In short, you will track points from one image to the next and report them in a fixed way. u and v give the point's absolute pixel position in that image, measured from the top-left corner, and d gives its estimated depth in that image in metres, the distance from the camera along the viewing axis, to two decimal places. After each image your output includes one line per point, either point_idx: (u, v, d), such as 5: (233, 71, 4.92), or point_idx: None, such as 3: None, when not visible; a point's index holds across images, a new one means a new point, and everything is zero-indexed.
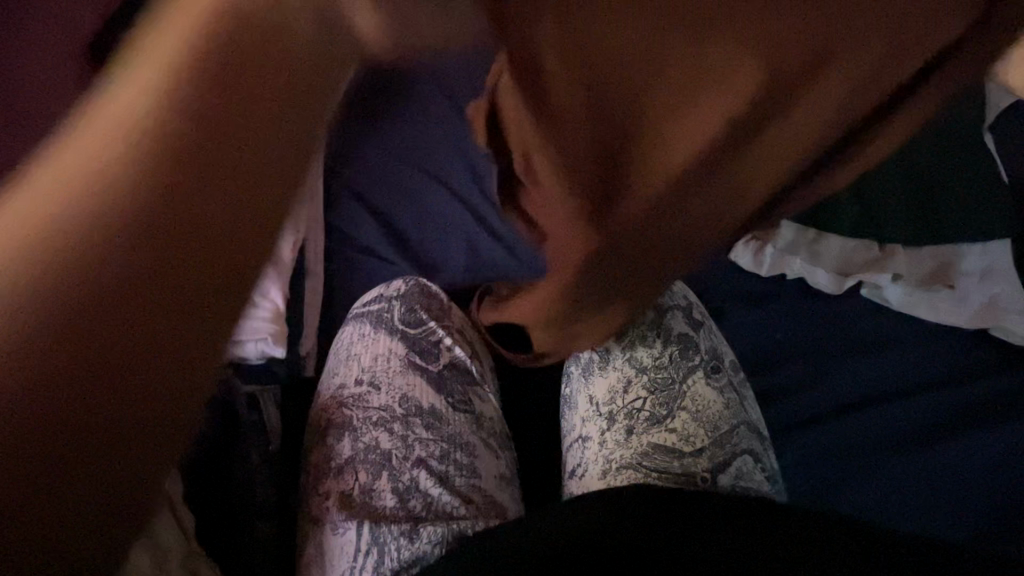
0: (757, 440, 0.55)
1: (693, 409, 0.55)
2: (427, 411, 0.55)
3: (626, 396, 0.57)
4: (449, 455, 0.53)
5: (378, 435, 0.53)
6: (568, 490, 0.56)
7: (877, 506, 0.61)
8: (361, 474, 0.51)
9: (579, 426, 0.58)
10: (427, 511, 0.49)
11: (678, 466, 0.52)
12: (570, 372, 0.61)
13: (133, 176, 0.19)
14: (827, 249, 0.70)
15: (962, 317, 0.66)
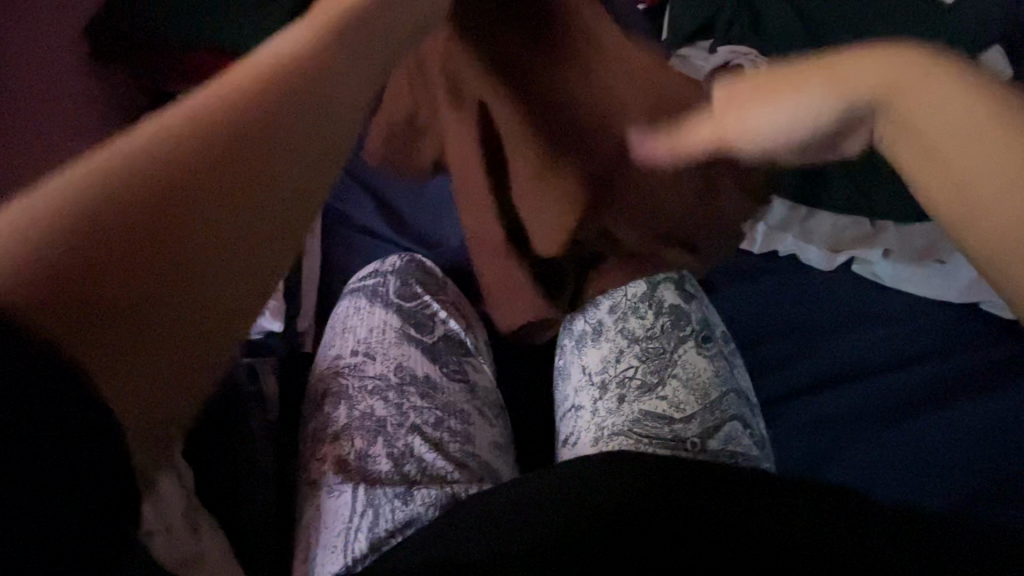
0: (746, 407, 0.56)
1: (684, 376, 0.56)
2: (421, 379, 0.56)
3: (619, 365, 0.58)
4: (443, 422, 0.54)
5: (374, 402, 0.54)
6: (561, 458, 0.57)
7: (870, 474, 0.61)
8: (357, 440, 0.52)
9: (572, 396, 0.59)
10: (421, 475, 0.50)
11: (669, 432, 0.53)
12: (563, 345, 0.62)
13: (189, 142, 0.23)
14: (818, 224, 0.71)
15: (951, 292, 0.67)
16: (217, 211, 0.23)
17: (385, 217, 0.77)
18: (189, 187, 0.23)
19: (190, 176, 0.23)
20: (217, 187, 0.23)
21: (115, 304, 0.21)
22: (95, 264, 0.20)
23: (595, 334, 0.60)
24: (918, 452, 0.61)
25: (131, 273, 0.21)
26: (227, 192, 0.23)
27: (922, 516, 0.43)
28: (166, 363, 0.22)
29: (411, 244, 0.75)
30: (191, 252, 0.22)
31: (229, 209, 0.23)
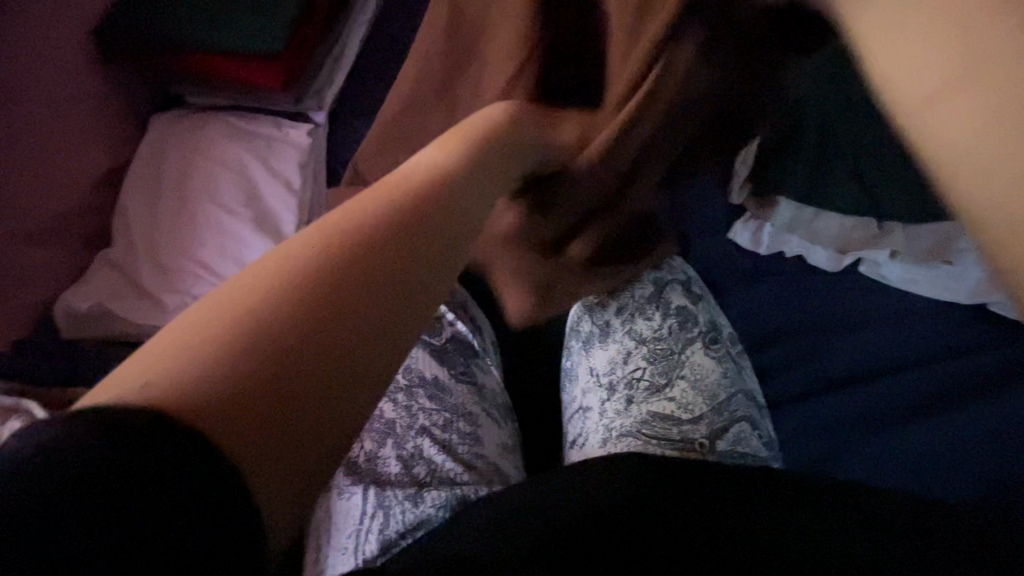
0: (754, 408, 0.56)
1: (692, 378, 0.56)
2: (430, 381, 0.56)
3: (626, 367, 0.58)
4: (452, 424, 0.54)
5: (383, 405, 0.54)
6: (569, 459, 0.57)
7: (878, 475, 0.61)
8: (366, 442, 0.52)
9: (580, 397, 0.59)
10: (430, 477, 0.51)
11: (677, 433, 0.53)
12: (570, 346, 0.62)
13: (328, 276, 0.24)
14: (826, 225, 0.70)
15: (960, 292, 0.67)
16: (350, 334, 0.24)
17: None
18: (322, 307, 0.23)
19: (332, 297, 0.24)
20: (354, 317, 0.24)
21: (275, 424, 0.21)
22: (258, 388, 0.21)
23: (602, 336, 0.60)
24: (928, 453, 0.61)
25: (281, 399, 0.21)
26: (350, 315, 0.24)
27: (927, 515, 0.43)
28: (293, 457, 0.21)
29: None
30: (315, 379, 0.22)
31: (362, 339, 0.24)
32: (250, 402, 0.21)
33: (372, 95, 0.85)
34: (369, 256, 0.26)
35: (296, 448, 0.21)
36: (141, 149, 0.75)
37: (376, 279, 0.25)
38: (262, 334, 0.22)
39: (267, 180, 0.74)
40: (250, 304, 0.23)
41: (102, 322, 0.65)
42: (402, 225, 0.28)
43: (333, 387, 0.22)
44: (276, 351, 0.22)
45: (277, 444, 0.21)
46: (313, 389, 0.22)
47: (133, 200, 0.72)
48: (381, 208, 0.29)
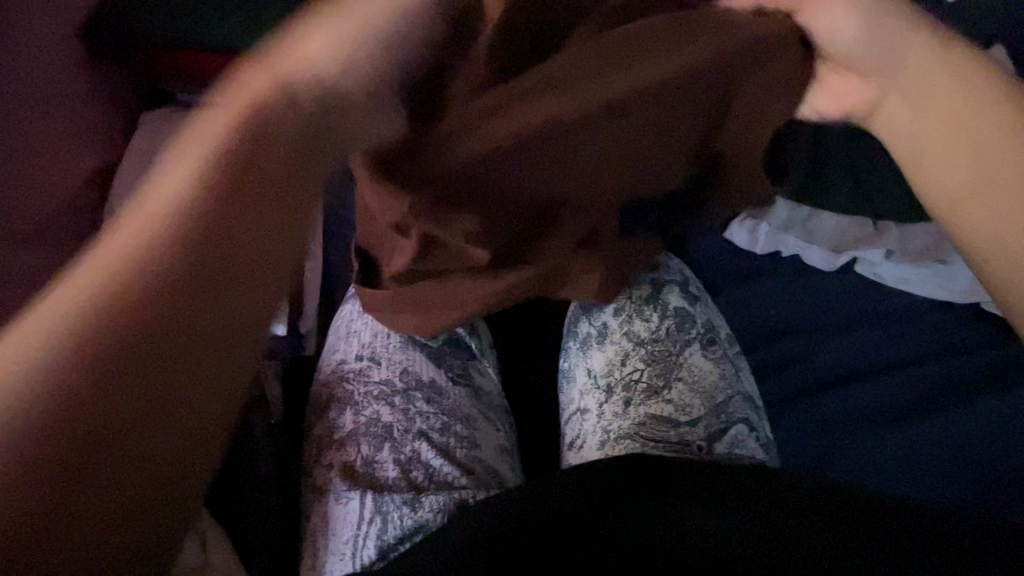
0: (751, 409, 0.56)
1: (690, 380, 0.56)
2: (426, 384, 0.56)
3: (624, 368, 0.58)
4: (449, 427, 0.54)
5: (379, 408, 0.54)
6: (566, 462, 0.57)
7: (870, 472, 0.62)
8: (363, 446, 0.52)
9: (578, 399, 0.59)
10: (428, 481, 0.50)
11: (675, 435, 0.53)
12: (568, 347, 0.62)
13: (108, 364, 0.28)
14: (822, 224, 0.70)
15: (954, 292, 0.67)
16: (133, 434, 0.28)
17: None
18: (90, 394, 0.28)
19: (97, 378, 0.28)
20: (117, 404, 0.28)
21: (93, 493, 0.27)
22: (60, 469, 0.27)
23: (600, 337, 0.60)
24: (921, 452, 0.61)
25: (74, 476, 0.27)
26: (147, 398, 0.28)
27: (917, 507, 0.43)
28: (113, 520, 0.28)
29: None
30: (118, 465, 0.28)
31: (128, 434, 0.28)
32: (58, 483, 0.27)
33: None
34: (138, 322, 0.29)
35: (109, 516, 0.28)
36: (132, 147, 0.74)
37: (167, 348, 0.29)
38: (45, 413, 0.27)
39: None
40: (29, 388, 0.27)
41: None
42: (167, 277, 0.30)
43: (127, 465, 0.28)
44: (65, 440, 0.27)
45: (94, 509, 0.27)
46: (102, 470, 0.28)
47: (123, 199, 0.71)
48: (149, 251, 0.30)
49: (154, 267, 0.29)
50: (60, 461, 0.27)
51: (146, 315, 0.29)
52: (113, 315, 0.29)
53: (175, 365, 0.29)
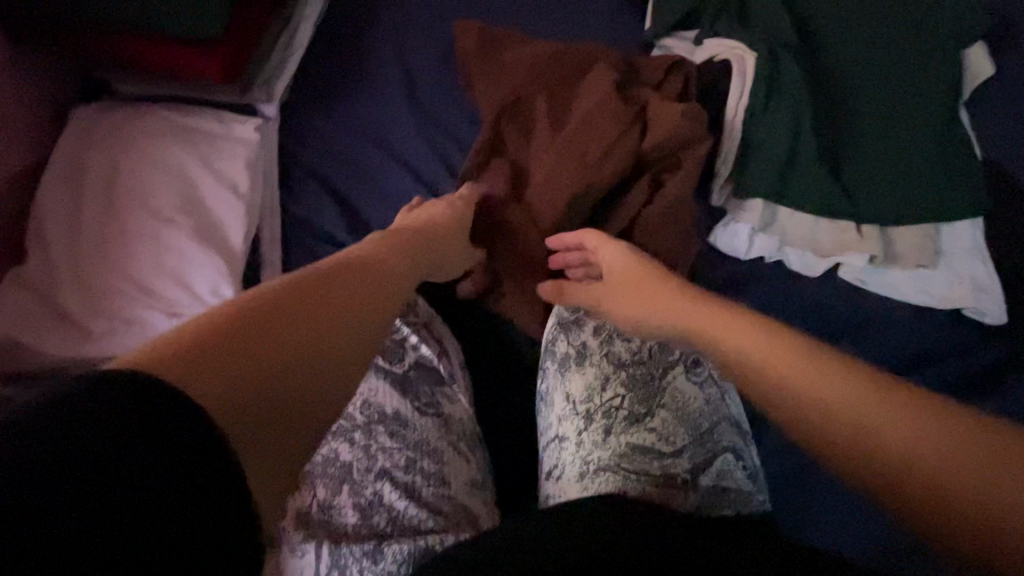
0: (739, 436, 0.53)
1: (673, 406, 0.53)
2: (391, 417, 0.52)
3: (604, 394, 0.54)
4: (415, 464, 0.50)
5: (339, 446, 0.49)
6: (545, 494, 0.53)
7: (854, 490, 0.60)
8: (319, 490, 0.47)
9: (555, 425, 0.55)
10: (391, 527, 0.46)
11: (658, 467, 0.50)
12: (545, 368, 0.58)
13: (264, 337, 0.36)
14: (802, 229, 0.70)
15: (933, 297, 0.68)
16: (286, 381, 0.36)
17: (350, 223, 0.71)
18: (268, 341, 0.36)
19: (253, 339, 0.36)
20: (266, 375, 0.35)
21: (247, 418, 0.33)
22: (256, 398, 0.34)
23: (578, 358, 0.56)
24: None
25: (271, 408, 0.35)
26: (296, 348, 0.37)
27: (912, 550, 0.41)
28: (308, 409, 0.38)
29: None
30: (291, 399, 0.37)
31: (282, 388, 0.36)
32: (230, 411, 0.32)
33: (331, 86, 0.77)
34: (256, 319, 0.37)
35: (305, 405, 0.38)
36: (62, 146, 0.66)
37: (278, 335, 0.37)
38: (198, 367, 0.32)
39: (209, 182, 0.66)
40: (220, 372, 0.33)
41: (19, 353, 0.57)
42: (312, 290, 0.41)
43: (302, 385, 0.37)
44: (266, 372, 0.35)
45: (264, 421, 0.35)
46: (272, 397, 0.35)
47: (52, 206, 0.63)
48: (268, 294, 0.39)
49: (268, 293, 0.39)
50: (250, 383, 0.34)
51: (267, 315, 0.38)
52: (241, 317, 0.36)
53: (321, 345, 0.39)
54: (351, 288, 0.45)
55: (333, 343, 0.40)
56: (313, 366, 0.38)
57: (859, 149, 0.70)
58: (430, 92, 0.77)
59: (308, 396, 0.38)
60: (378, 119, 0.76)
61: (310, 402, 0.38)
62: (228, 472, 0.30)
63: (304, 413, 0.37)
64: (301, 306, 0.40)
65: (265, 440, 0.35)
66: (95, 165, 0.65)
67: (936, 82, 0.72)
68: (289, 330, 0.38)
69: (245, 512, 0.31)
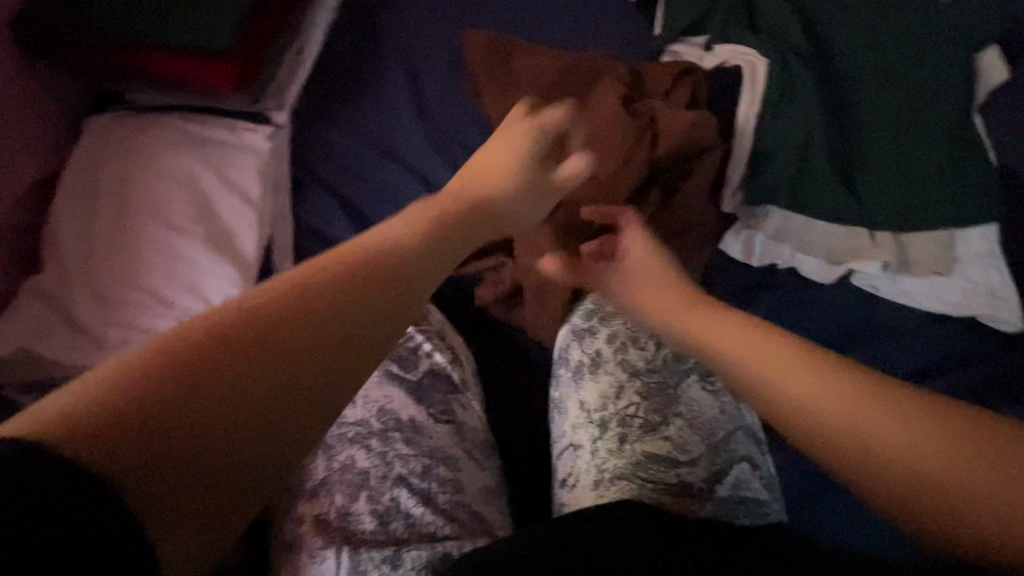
0: (754, 445, 0.53)
1: (688, 415, 0.53)
2: (406, 424, 0.52)
3: (618, 402, 0.54)
4: (431, 471, 0.50)
5: (355, 453, 0.49)
6: (560, 502, 0.53)
7: None
8: (336, 496, 0.47)
9: (569, 433, 0.55)
10: (409, 533, 0.47)
11: (674, 476, 0.50)
12: (559, 376, 0.58)
13: (202, 380, 0.27)
14: (816, 236, 0.69)
15: (948, 305, 0.68)
16: (228, 443, 0.27)
17: (360, 231, 0.71)
18: (207, 385, 0.27)
19: (184, 384, 0.26)
20: (198, 435, 0.26)
21: (168, 493, 0.25)
22: (180, 469, 0.26)
23: (592, 366, 0.56)
24: None
25: (204, 480, 0.26)
26: (251, 392, 0.28)
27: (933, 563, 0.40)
28: (259, 477, 0.28)
29: None
30: (240, 467, 0.27)
31: (218, 454, 0.27)
32: (138, 486, 0.25)
33: (341, 95, 0.78)
34: (208, 349, 0.28)
35: (255, 475, 0.28)
36: (76, 157, 0.67)
37: (230, 375, 0.27)
38: (105, 422, 0.25)
39: (222, 191, 0.66)
40: (129, 434, 0.25)
41: (34, 362, 0.58)
42: (295, 303, 0.30)
43: (247, 449, 0.27)
44: (194, 427, 0.26)
45: (200, 492, 0.26)
46: (204, 463, 0.26)
47: (66, 217, 0.64)
48: (238, 305, 0.30)
49: (232, 310, 0.29)
50: (171, 447, 0.25)
51: (227, 340, 0.28)
52: (188, 346, 0.27)
53: (289, 386, 0.28)
54: (313, 312, 0.30)
55: (302, 389, 0.29)
56: (272, 419, 0.28)
57: (869, 158, 0.70)
58: (438, 100, 0.78)
59: (265, 459, 0.28)
60: (388, 128, 0.76)
61: (266, 467, 0.28)
62: (136, 563, 0.24)
63: (261, 478, 0.28)
64: (273, 329, 0.29)
65: (194, 516, 0.26)
66: (109, 177, 0.65)
67: (947, 87, 0.71)
68: (241, 370, 0.28)
69: (152, 574, 0.25)
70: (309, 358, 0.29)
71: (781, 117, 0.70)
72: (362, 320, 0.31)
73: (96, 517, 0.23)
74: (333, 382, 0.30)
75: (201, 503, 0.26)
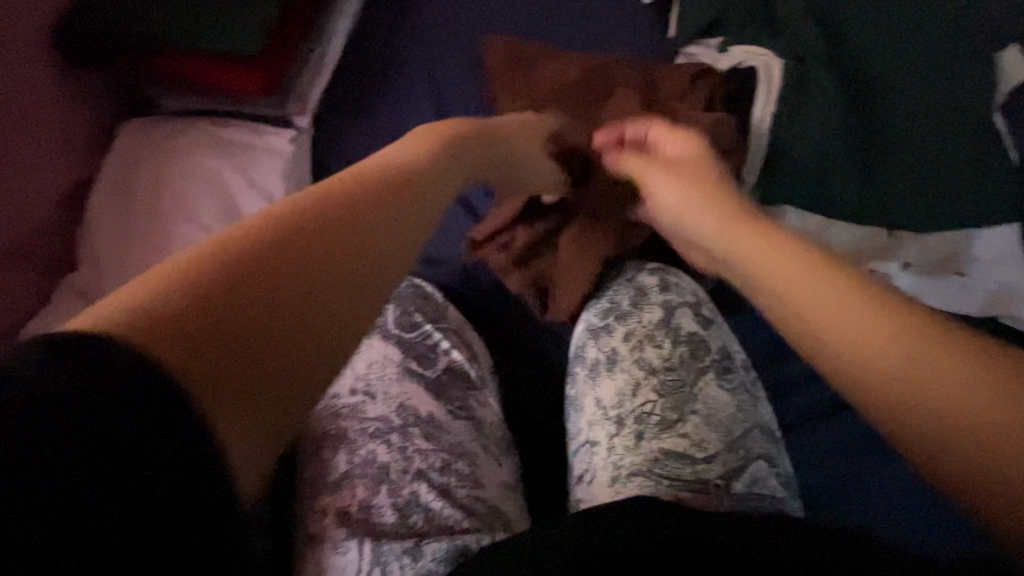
0: (771, 443, 0.53)
1: (705, 412, 0.53)
2: (426, 420, 0.53)
3: (636, 399, 0.55)
4: (450, 466, 0.51)
5: (376, 447, 0.51)
6: (576, 498, 0.53)
7: (890, 501, 0.59)
8: (358, 489, 0.49)
9: (586, 430, 0.55)
10: (429, 526, 0.47)
11: (692, 473, 0.50)
12: (575, 374, 0.59)
13: (260, 267, 0.27)
14: (837, 234, 0.68)
15: (969, 306, 0.65)
16: (292, 327, 0.26)
17: None
18: (266, 271, 0.27)
19: (242, 270, 0.26)
20: (260, 315, 0.26)
21: (233, 373, 0.24)
22: (240, 353, 0.25)
23: (608, 364, 0.57)
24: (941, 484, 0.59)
25: (267, 364, 0.25)
26: (309, 279, 0.28)
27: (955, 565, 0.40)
28: (319, 368, 0.27)
29: None
30: (302, 354, 0.26)
31: (280, 336, 0.26)
32: (202, 363, 0.23)
33: (360, 99, 0.80)
34: (262, 243, 0.28)
35: (318, 366, 0.27)
36: (110, 161, 0.69)
37: (288, 263, 0.27)
38: (165, 303, 0.24)
39: (247, 192, 0.68)
40: (191, 312, 0.24)
41: None
42: (339, 207, 0.31)
43: (308, 335, 0.27)
44: (256, 304, 0.26)
45: (261, 379, 0.25)
46: (268, 345, 0.25)
47: (101, 219, 0.66)
48: (287, 207, 0.30)
49: (282, 209, 0.30)
50: (234, 328, 0.25)
51: (280, 234, 0.28)
52: (242, 239, 0.28)
53: (342, 277, 0.29)
54: (359, 213, 0.31)
55: (356, 279, 0.29)
56: (330, 309, 0.28)
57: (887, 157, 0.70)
58: (457, 103, 0.79)
59: (326, 348, 0.27)
60: (406, 130, 0.78)
61: (327, 359, 0.27)
62: (200, 456, 0.22)
63: (322, 373, 0.27)
64: (321, 225, 0.30)
65: (258, 407, 0.25)
66: (141, 177, 0.68)
67: (970, 85, 0.71)
68: (298, 261, 0.28)
69: (221, 477, 0.22)
70: (359, 251, 0.30)
71: (798, 117, 0.70)
72: (401, 220, 0.33)
73: (165, 396, 0.22)
74: (379, 280, 0.31)
75: (264, 390, 0.25)
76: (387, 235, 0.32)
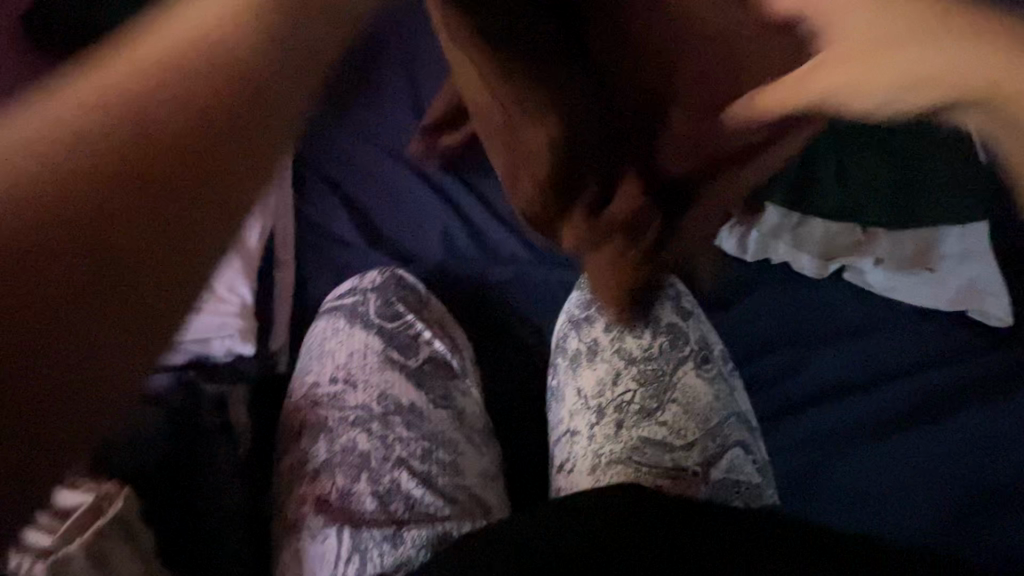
0: (748, 431, 0.53)
1: (683, 400, 0.54)
2: (407, 408, 0.53)
3: (615, 388, 0.56)
4: (431, 454, 0.51)
5: (356, 435, 0.50)
6: (556, 486, 0.54)
7: (861, 488, 0.63)
8: (338, 477, 0.49)
9: (567, 419, 0.56)
10: (409, 513, 0.48)
11: (669, 460, 0.51)
12: (556, 365, 0.59)
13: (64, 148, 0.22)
14: (811, 232, 0.71)
15: (943, 299, 0.68)
16: (110, 221, 0.21)
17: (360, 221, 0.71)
18: (80, 151, 0.22)
19: (49, 153, 0.21)
20: (61, 204, 0.21)
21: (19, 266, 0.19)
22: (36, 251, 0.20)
23: (589, 355, 0.58)
24: (908, 472, 0.62)
25: (71, 265, 0.20)
26: (144, 153, 0.23)
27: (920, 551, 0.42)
28: (163, 263, 0.22)
29: (389, 255, 0.70)
30: (133, 250, 0.21)
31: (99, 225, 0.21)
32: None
33: None
34: (79, 120, 0.22)
35: (176, 262, 0.22)
36: None
37: (115, 141, 0.22)
38: None
39: None
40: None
41: None
42: (198, 58, 0.25)
43: (147, 230, 0.22)
44: (56, 193, 0.21)
45: (70, 282, 0.20)
46: (75, 239, 0.20)
47: None
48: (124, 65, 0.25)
49: (120, 69, 0.24)
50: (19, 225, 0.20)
51: (112, 101, 0.23)
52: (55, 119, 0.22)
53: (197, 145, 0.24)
54: (223, 64, 0.25)
55: (230, 144, 0.24)
56: (184, 193, 0.23)
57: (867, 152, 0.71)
58: None
59: (182, 238, 0.22)
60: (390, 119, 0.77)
61: (190, 255, 0.22)
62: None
63: (181, 274, 0.22)
64: (168, 83, 0.24)
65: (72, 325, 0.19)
66: None
67: None
68: (128, 130, 0.23)
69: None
70: (228, 107, 0.25)
71: None
72: (283, 56, 0.27)
73: None
74: (263, 144, 0.25)
75: (78, 296, 0.20)
76: (264, 84, 0.26)
